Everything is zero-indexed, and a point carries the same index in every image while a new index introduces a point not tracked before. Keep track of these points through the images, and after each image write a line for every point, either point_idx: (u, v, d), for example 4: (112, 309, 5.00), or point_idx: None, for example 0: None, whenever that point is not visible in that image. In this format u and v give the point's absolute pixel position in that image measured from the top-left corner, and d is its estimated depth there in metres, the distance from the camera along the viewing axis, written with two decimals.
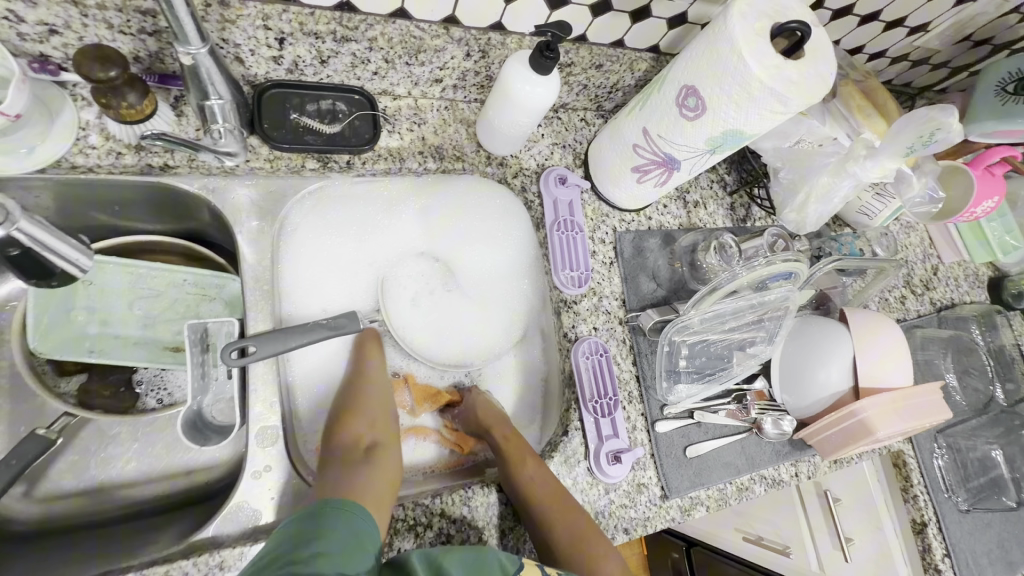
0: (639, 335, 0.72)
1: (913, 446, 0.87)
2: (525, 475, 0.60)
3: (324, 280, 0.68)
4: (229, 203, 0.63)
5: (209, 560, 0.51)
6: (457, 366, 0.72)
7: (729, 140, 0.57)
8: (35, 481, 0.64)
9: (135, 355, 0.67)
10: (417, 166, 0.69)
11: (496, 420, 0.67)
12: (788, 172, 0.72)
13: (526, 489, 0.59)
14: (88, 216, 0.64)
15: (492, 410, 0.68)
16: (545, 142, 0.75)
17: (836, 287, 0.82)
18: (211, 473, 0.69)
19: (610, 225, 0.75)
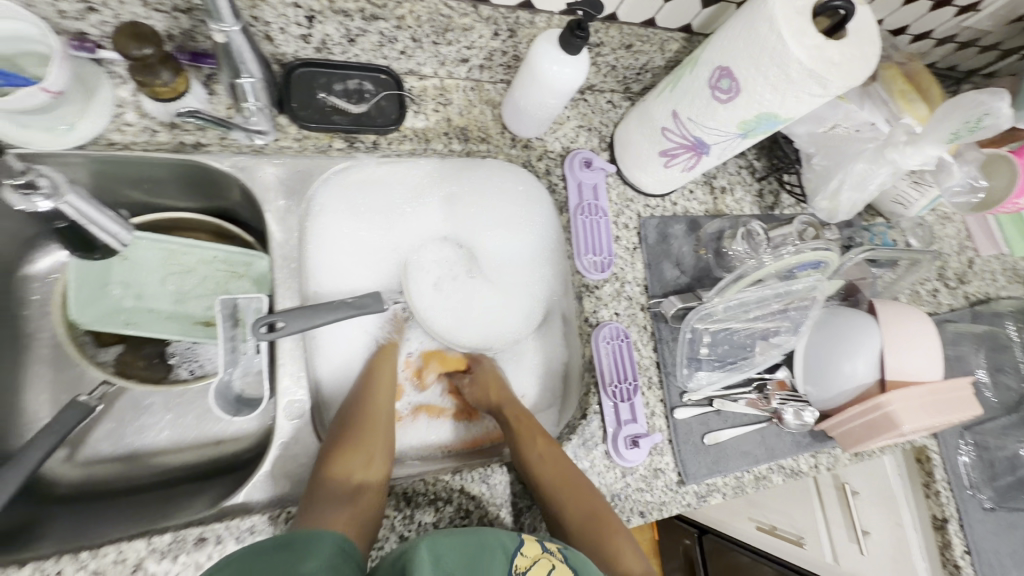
0: (661, 322, 0.71)
1: (937, 441, 0.86)
2: (536, 456, 0.61)
3: (351, 261, 0.69)
4: (258, 181, 0.64)
5: (240, 523, 0.51)
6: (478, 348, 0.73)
7: (763, 124, 0.55)
8: (76, 446, 0.67)
9: (167, 328, 0.69)
10: (443, 149, 0.69)
11: (505, 394, 0.69)
12: (821, 158, 0.70)
13: (539, 468, 0.60)
14: (124, 193, 0.66)
15: (501, 384, 0.70)
16: (571, 125, 0.74)
17: (867, 278, 0.79)
18: (240, 443, 0.71)
19: (635, 210, 0.75)
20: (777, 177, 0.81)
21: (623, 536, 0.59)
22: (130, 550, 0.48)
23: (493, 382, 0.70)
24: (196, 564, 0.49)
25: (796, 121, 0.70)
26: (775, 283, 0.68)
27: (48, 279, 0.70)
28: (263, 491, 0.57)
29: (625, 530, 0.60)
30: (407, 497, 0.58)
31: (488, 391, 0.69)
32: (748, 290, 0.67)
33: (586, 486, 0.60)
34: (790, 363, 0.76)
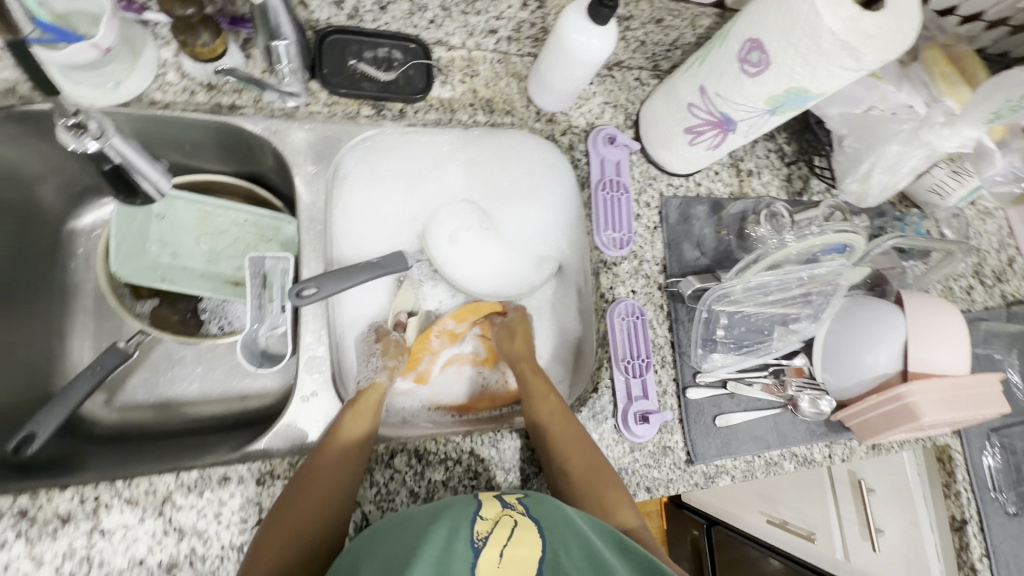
0: (678, 302, 0.71)
1: (961, 440, 0.83)
2: (545, 414, 0.62)
3: (374, 222, 0.71)
4: (288, 144, 0.65)
5: (262, 466, 0.55)
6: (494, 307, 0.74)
7: (792, 100, 0.54)
8: (114, 392, 0.71)
9: (200, 286, 0.73)
10: (467, 119, 0.70)
11: (530, 352, 0.70)
12: (853, 141, 0.68)
13: (550, 427, 0.61)
14: (164, 153, 0.69)
15: (529, 336, 0.71)
16: (596, 101, 0.74)
17: (897, 268, 0.77)
18: (263, 399, 0.74)
19: (658, 189, 0.74)
20: (807, 162, 0.79)
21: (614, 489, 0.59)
22: (160, 483, 0.51)
23: (520, 333, 0.71)
24: (219, 500, 0.52)
25: (829, 102, 0.68)
26: (797, 266, 0.67)
27: (93, 234, 0.74)
28: (284, 440, 0.61)
29: (620, 486, 0.60)
30: (418, 455, 0.60)
31: (514, 345, 0.70)
32: (768, 273, 0.66)
33: (589, 443, 0.61)
34: (809, 350, 0.74)
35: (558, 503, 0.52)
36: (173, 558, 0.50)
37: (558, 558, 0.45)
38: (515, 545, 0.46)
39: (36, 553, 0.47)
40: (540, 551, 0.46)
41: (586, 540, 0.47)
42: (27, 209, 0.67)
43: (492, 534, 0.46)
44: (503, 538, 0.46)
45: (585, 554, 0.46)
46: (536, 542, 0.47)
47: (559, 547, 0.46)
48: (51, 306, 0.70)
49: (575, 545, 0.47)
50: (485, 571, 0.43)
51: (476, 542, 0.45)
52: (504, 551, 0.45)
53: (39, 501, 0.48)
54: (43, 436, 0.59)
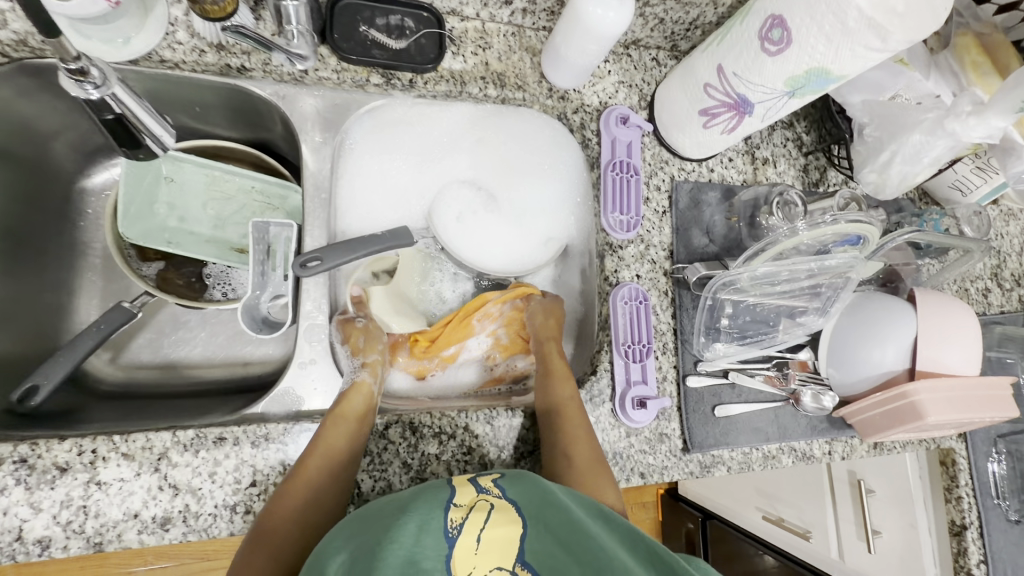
0: (683, 288, 0.70)
1: (965, 444, 0.82)
2: (564, 392, 0.62)
3: (379, 196, 0.71)
4: (297, 110, 0.66)
5: (257, 429, 0.55)
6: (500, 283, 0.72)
7: (813, 81, 0.52)
8: (118, 351, 0.72)
9: (206, 251, 0.72)
10: (478, 92, 0.69)
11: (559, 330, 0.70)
12: (875, 130, 0.66)
13: (565, 405, 0.61)
14: (174, 115, 0.69)
15: (557, 316, 0.71)
16: (611, 79, 0.72)
17: (913, 264, 0.76)
18: (264, 366, 0.75)
19: (669, 172, 0.73)
20: (826, 152, 0.77)
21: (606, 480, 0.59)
22: (157, 440, 0.52)
23: (549, 317, 0.70)
24: (214, 460, 0.53)
25: (851, 89, 0.66)
26: (808, 257, 0.65)
27: (103, 194, 0.75)
28: (282, 405, 0.61)
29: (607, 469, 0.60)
30: (412, 427, 0.60)
31: (542, 328, 0.70)
32: (775, 262, 0.64)
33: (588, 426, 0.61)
34: (815, 344, 0.73)
35: (535, 479, 0.51)
36: (167, 514, 0.51)
37: (535, 534, 0.47)
38: (491, 528, 0.47)
39: (35, 500, 0.48)
40: (517, 528, 0.48)
41: (563, 510, 0.48)
42: (38, 166, 0.68)
43: (467, 520, 0.47)
44: (478, 523, 0.47)
45: (562, 523, 0.47)
46: (513, 521, 0.48)
47: (535, 524, 0.48)
48: (60, 264, 0.71)
49: (551, 517, 0.48)
50: (463, 559, 0.45)
51: (451, 531, 0.46)
52: (481, 536, 0.47)
53: (38, 450, 0.49)
54: (47, 386, 0.60)
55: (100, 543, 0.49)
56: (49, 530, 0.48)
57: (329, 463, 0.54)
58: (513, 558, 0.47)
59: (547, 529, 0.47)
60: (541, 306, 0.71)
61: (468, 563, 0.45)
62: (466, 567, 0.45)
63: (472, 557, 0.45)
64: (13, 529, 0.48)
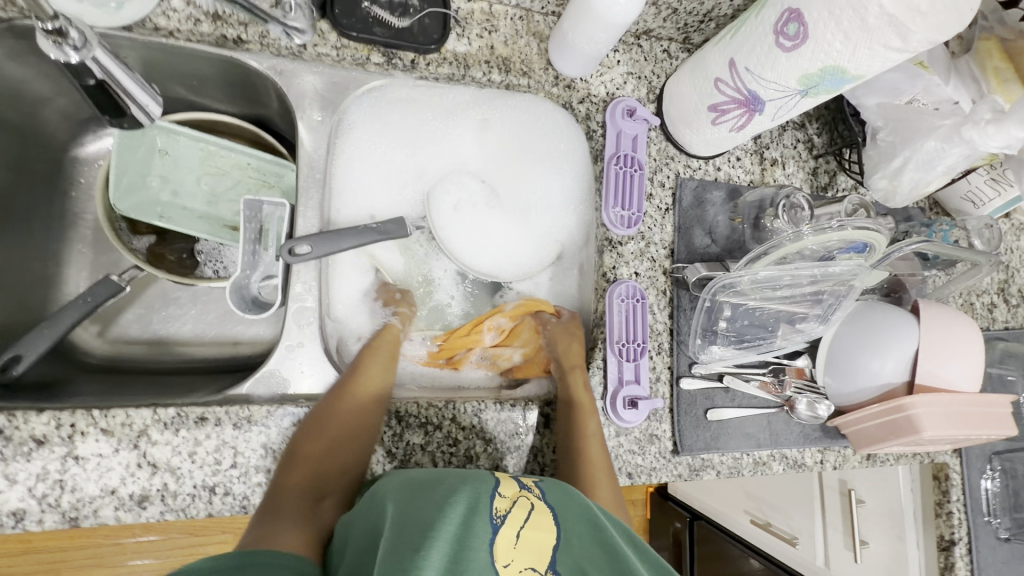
0: (682, 288, 0.68)
1: (960, 460, 0.80)
2: (591, 424, 0.61)
3: (376, 180, 0.69)
4: (294, 87, 0.65)
5: (240, 411, 0.54)
6: (491, 277, 0.71)
7: (828, 80, 0.50)
8: (106, 325, 0.71)
9: (198, 227, 0.71)
10: (481, 77, 0.66)
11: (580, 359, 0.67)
12: (889, 134, 0.64)
13: (588, 433, 0.61)
14: (168, 86, 0.67)
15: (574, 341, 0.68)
16: (619, 70, 0.70)
17: (918, 275, 0.74)
18: (254, 347, 0.74)
19: (674, 169, 0.71)
20: (837, 155, 0.75)
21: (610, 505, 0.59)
22: (137, 417, 0.51)
23: (569, 340, 0.68)
24: (195, 440, 0.52)
25: (868, 92, 0.64)
26: (812, 263, 0.63)
27: (97, 163, 0.74)
28: (267, 387, 0.60)
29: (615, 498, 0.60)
30: (399, 416, 0.59)
31: (566, 355, 0.67)
32: (777, 266, 0.62)
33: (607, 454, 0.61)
34: (813, 352, 0.72)
35: (574, 489, 0.52)
36: (145, 492, 0.50)
37: (569, 546, 0.46)
38: (531, 528, 0.46)
39: (10, 472, 0.48)
40: (554, 536, 0.47)
41: (600, 531, 0.47)
42: (29, 132, 0.66)
43: (511, 513, 0.46)
44: (520, 519, 0.46)
45: (596, 543, 0.47)
46: (552, 528, 0.47)
47: (573, 532, 0.48)
48: (49, 233, 0.70)
49: (586, 536, 0.47)
50: (503, 549, 0.43)
51: (495, 519, 0.45)
52: (520, 532, 0.45)
53: (15, 422, 0.48)
54: (30, 356, 0.60)
55: (76, 518, 0.49)
56: (24, 503, 0.48)
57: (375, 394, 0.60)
58: (547, 564, 0.45)
59: (580, 547, 0.47)
60: (559, 326, 0.70)
61: (508, 554, 0.43)
62: (506, 558, 0.43)
63: (512, 550, 0.44)
64: None
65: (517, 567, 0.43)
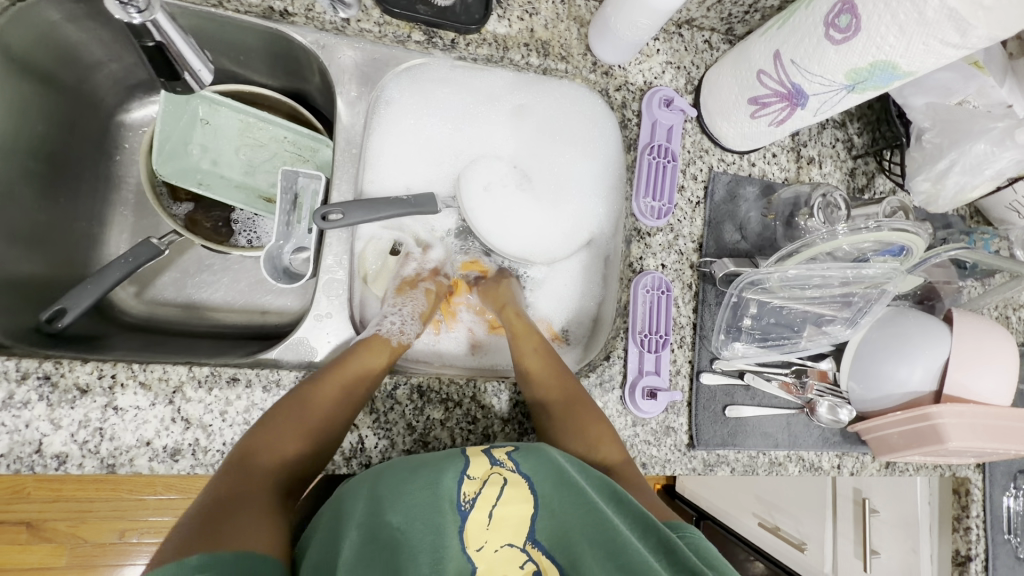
0: (708, 283, 0.68)
1: (983, 475, 0.79)
2: (530, 353, 0.65)
3: (409, 159, 0.70)
4: (335, 62, 0.66)
5: (270, 374, 0.56)
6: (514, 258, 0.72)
7: (878, 75, 0.48)
8: (144, 286, 0.74)
9: (233, 196, 0.73)
10: (520, 60, 0.66)
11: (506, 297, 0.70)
12: (936, 135, 0.62)
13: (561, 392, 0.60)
14: (215, 57, 0.69)
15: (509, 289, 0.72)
16: (659, 59, 0.69)
17: (953, 284, 0.72)
18: (282, 316, 0.76)
19: (708, 162, 0.70)
20: (877, 157, 0.74)
21: (594, 419, 0.59)
22: (174, 373, 0.53)
23: (494, 292, 0.71)
24: (226, 400, 0.54)
25: (917, 91, 0.63)
26: (845, 264, 0.62)
27: (141, 129, 0.76)
28: (295, 354, 0.62)
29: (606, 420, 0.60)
30: (420, 391, 0.60)
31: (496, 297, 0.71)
32: (811, 264, 0.61)
33: (556, 359, 0.64)
34: (839, 355, 0.71)
35: (546, 452, 0.51)
36: (178, 445, 0.52)
37: (549, 514, 0.48)
38: (504, 505, 0.48)
39: (55, 417, 0.50)
40: (531, 506, 0.49)
41: (578, 492, 0.47)
42: (80, 94, 0.69)
43: (481, 494, 0.48)
44: (492, 498, 0.48)
45: (575, 506, 0.47)
46: (527, 499, 0.49)
47: (551, 500, 0.48)
48: (93, 194, 0.72)
49: (565, 502, 0.48)
50: (475, 533, 0.47)
51: (464, 505, 0.47)
52: (493, 512, 0.48)
53: (62, 369, 0.51)
54: (74, 310, 0.62)
55: (112, 465, 0.51)
56: (67, 447, 0.50)
57: (345, 396, 0.56)
58: (524, 535, 0.49)
59: (559, 513, 0.48)
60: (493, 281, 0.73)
61: (481, 537, 0.47)
62: (478, 542, 0.47)
63: (484, 532, 0.47)
64: (33, 441, 0.49)
65: (491, 546, 0.47)
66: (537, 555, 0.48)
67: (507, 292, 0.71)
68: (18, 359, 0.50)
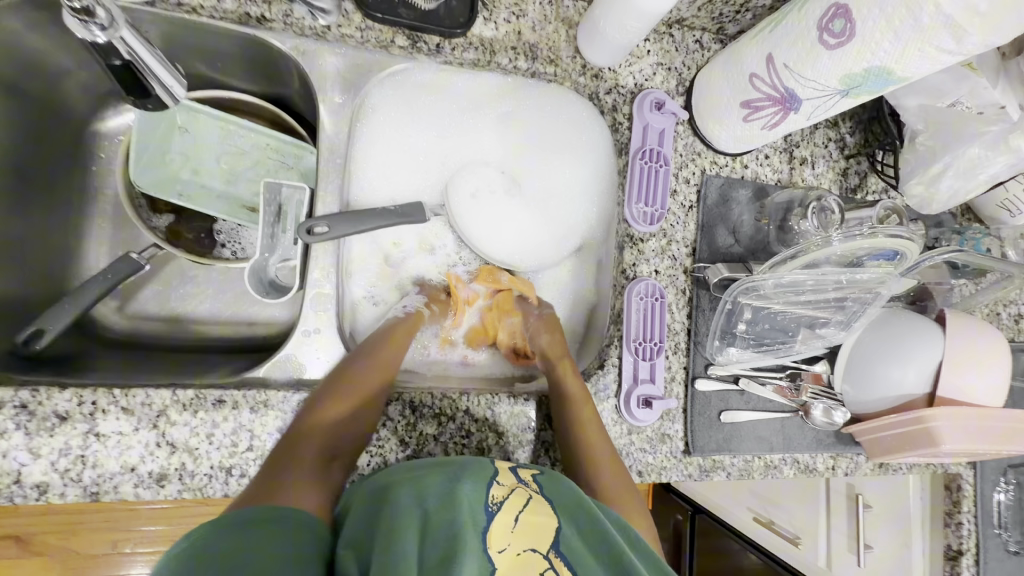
0: (702, 288, 0.68)
1: (974, 472, 0.80)
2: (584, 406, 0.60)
3: (395, 167, 0.69)
4: (316, 68, 0.64)
5: (257, 395, 0.54)
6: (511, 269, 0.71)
7: (871, 81, 0.48)
8: (126, 300, 0.72)
9: (215, 207, 0.70)
10: (507, 64, 0.65)
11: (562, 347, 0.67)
12: (928, 138, 0.62)
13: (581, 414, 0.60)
14: (191, 64, 0.67)
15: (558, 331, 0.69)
16: (649, 60, 0.68)
17: (945, 284, 0.72)
18: (270, 329, 0.75)
19: (700, 165, 0.69)
20: (869, 156, 0.73)
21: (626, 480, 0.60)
22: (157, 397, 0.52)
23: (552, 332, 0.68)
24: (213, 422, 0.53)
25: (907, 93, 0.61)
26: (839, 268, 0.61)
27: (117, 138, 0.74)
28: (283, 371, 0.60)
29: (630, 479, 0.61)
30: (412, 406, 0.59)
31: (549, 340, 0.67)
32: (804, 270, 0.60)
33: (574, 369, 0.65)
34: (833, 357, 0.71)
35: (567, 481, 0.52)
36: (164, 470, 0.51)
37: (569, 536, 0.46)
38: (530, 513, 0.46)
39: (34, 446, 0.48)
40: (553, 522, 0.47)
41: (599, 523, 0.47)
42: (49, 105, 0.66)
43: (507, 499, 0.46)
44: (517, 505, 0.46)
45: (592, 530, 0.47)
46: (550, 515, 0.47)
47: (570, 522, 0.47)
48: (69, 206, 0.70)
49: (585, 525, 0.47)
50: (498, 534, 0.43)
51: (491, 505, 0.45)
52: (518, 517, 0.45)
53: (39, 397, 0.49)
54: (51, 332, 0.60)
55: (97, 492, 0.50)
56: (47, 476, 0.48)
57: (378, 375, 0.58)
58: (548, 543, 0.44)
59: (581, 536, 0.46)
60: (540, 320, 0.69)
61: (503, 539, 0.43)
62: (500, 544, 0.43)
63: (509, 534, 0.43)
64: (12, 472, 0.48)
65: (514, 550, 0.43)
66: (560, 565, 0.43)
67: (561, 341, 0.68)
68: None
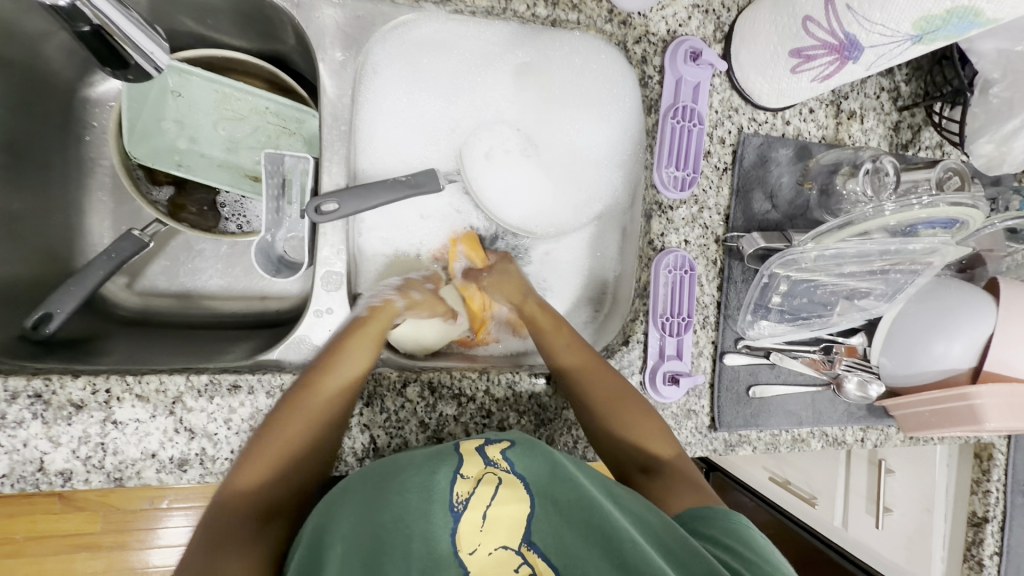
0: (735, 258, 0.63)
1: (1007, 442, 0.78)
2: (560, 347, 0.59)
3: (404, 134, 0.64)
4: (315, 22, 0.58)
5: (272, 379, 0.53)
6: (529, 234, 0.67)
7: (952, 23, 0.41)
8: (134, 276, 0.70)
9: (218, 178, 0.66)
10: (524, 10, 0.58)
11: (523, 289, 0.64)
12: (1005, 88, 0.57)
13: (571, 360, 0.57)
14: (177, 18, 0.61)
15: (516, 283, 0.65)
16: (684, 3, 0.61)
17: (1000, 250, 0.67)
18: (281, 303, 0.72)
19: (737, 123, 0.63)
20: (925, 107, 0.66)
21: (642, 408, 0.56)
22: (171, 384, 0.50)
23: (507, 283, 0.65)
24: (229, 407, 0.52)
25: (986, 34, 0.56)
26: (892, 239, 0.55)
27: (108, 105, 0.69)
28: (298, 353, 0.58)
29: (651, 413, 0.57)
30: (431, 387, 0.57)
31: (509, 290, 0.64)
32: (853, 239, 0.55)
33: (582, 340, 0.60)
34: (871, 330, 0.66)
35: (544, 446, 0.47)
36: (184, 456, 0.51)
37: (547, 517, 0.43)
38: (500, 505, 0.42)
39: (53, 434, 0.48)
40: (526, 506, 0.43)
41: (579, 492, 0.43)
42: (36, 70, 0.61)
43: (474, 493, 0.43)
44: (487, 497, 0.42)
45: (569, 500, 0.43)
46: (523, 497, 0.43)
47: (547, 498, 0.43)
48: (67, 180, 0.67)
49: (566, 499, 0.43)
50: (467, 536, 0.41)
51: (456, 506, 0.42)
52: (487, 513, 0.42)
53: (53, 386, 0.48)
54: (60, 314, 0.58)
55: (120, 478, 0.50)
56: (69, 463, 0.48)
57: (321, 424, 0.50)
58: (520, 538, 0.42)
59: (561, 511, 0.42)
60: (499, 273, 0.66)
61: (473, 539, 0.41)
62: (470, 546, 0.41)
63: (478, 534, 0.41)
64: (34, 460, 0.48)
65: (485, 550, 0.41)
66: (534, 559, 0.41)
67: (520, 282, 0.65)
68: (4, 377, 0.47)
